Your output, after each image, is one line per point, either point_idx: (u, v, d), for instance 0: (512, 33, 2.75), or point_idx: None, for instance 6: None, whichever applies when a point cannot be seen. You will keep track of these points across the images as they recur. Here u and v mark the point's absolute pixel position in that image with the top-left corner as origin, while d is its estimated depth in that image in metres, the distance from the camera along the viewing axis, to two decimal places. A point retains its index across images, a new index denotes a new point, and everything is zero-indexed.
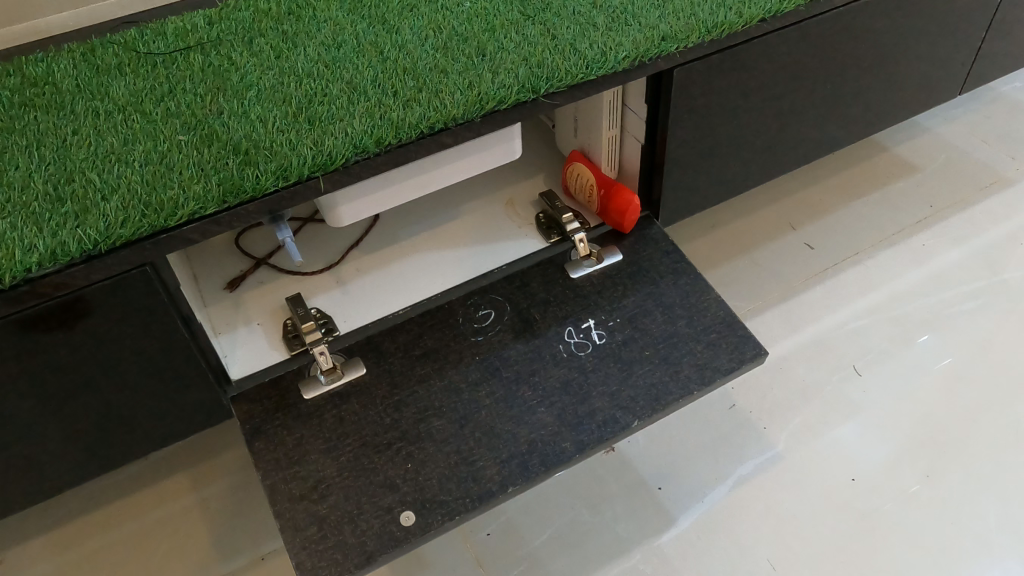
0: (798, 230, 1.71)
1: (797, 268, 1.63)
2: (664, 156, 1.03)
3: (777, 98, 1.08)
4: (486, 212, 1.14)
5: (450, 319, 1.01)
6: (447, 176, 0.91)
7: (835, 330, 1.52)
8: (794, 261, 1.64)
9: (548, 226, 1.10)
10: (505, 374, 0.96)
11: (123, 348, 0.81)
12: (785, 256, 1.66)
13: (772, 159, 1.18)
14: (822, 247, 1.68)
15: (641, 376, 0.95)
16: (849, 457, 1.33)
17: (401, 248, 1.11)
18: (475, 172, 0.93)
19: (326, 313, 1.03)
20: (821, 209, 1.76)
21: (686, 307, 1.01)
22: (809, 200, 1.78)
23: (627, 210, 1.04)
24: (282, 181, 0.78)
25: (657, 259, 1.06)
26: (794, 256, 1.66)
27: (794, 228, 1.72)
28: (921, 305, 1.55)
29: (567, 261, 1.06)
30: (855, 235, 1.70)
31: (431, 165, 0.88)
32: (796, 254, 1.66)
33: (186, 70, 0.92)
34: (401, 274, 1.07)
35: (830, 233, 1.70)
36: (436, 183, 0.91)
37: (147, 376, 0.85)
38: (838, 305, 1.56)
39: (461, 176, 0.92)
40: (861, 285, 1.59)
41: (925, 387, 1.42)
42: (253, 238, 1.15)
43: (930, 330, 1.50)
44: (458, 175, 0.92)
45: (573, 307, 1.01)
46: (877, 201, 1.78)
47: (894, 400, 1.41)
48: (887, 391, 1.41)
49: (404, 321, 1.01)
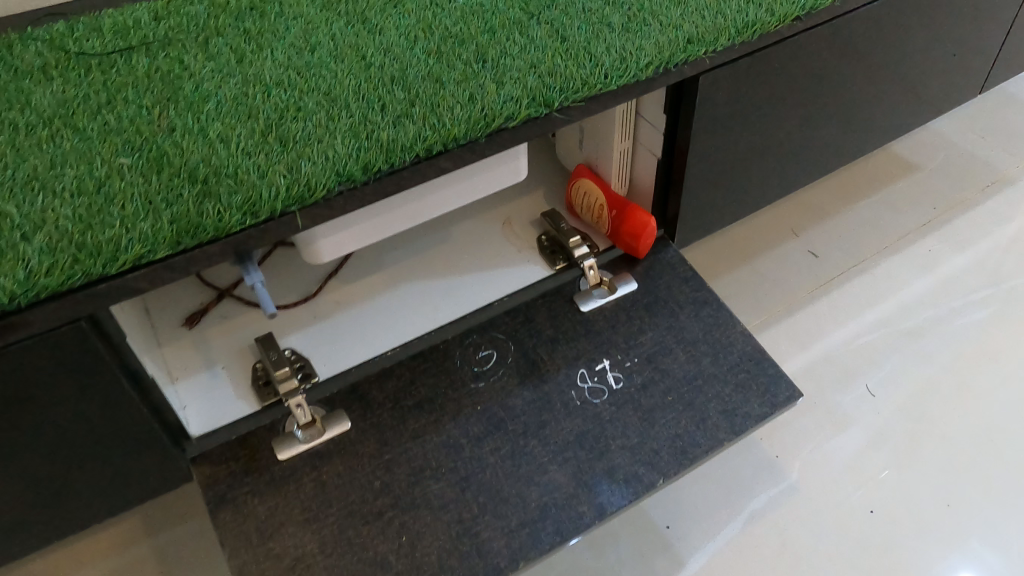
0: (799, 237, 1.62)
1: (800, 278, 1.54)
2: (683, 173, 0.91)
3: (804, 105, 0.97)
4: (481, 234, 1.02)
5: (446, 363, 0.88)
6: (445, 202, 0.78)
7: (843, 346, 1.43)
8: (796, 271, 1.55)
9: (552, 250, 0.98)
10: (510, 427, 0.84)
11: (58, 429, 0.66)
12: (787, 265, 1.56)
13: (793, 171, 1.07)
14: (826, 254, 1.58)
15: (663, 425, 0.85)
16: (866, 486, 1.25)
17: (386, 277, 0.98)
18: (474, 196, 0.80)
19: (302, 355, 0.89)
20: (822, 214, 1.67)
21: (710, 344, 0.90)
22: (810, 204, 1.68)
23: (642, 233, 0.93)
24: (250, 218, 0.64)
25: (676, 287, 0.95)
26: (797, 266, 1.56)
27: (797, 235, 1.62)
28: (932, 317, 1.47)
29: (576, 291, 0.95)
30: (858, 241, 1.61)
31: (429, 189, 0.75)
32: (798, 263, 1.57)
33: (127, 77, 0.77)
34: (387, 308, 0.94)
35: (833, 240, 1.61)
36: (432, 210, 0.78)
37: (88, 454, 0.71)
38: (845, 320, 1.47)
39: (459, 203, 0.80)
40: (869, 296, 1.51)
41: (939, 409, 1.34)
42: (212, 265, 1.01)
43: (942, 346, 1.42)
44: (456, 201, 0.79)
45: (584, 346, 0.90)
46: (879, 203, 1.69)
47: (908, 421, 1.32)
48: (902, 414, 1.33)
49: (393, 365, 0.89)
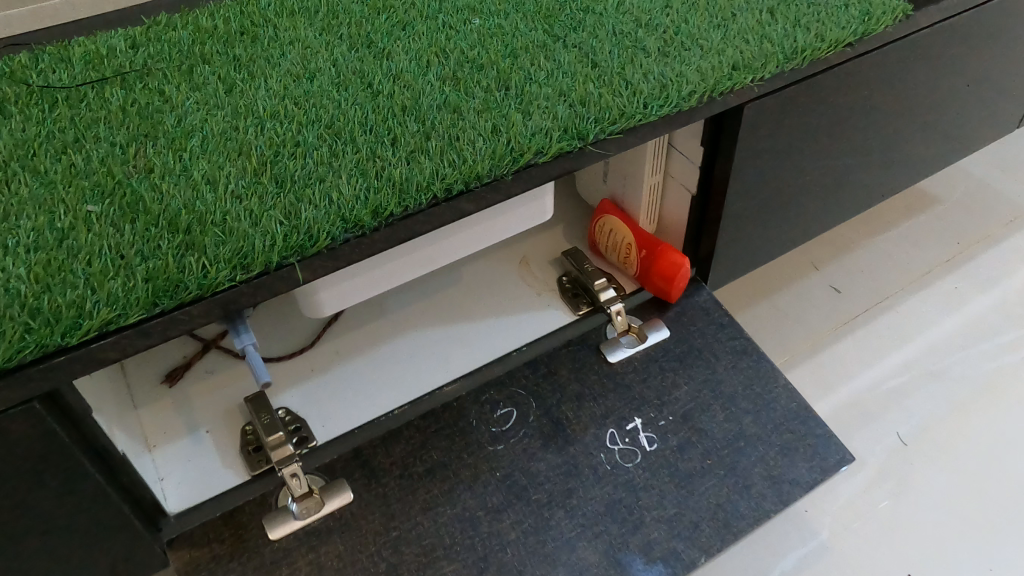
0: (819, 273, 1.45)
1: (821, 316, 1.36)
2: (720, 211, 0.83)
3: (848, 136, 0.89)
4: (495, 275, 0.93)
5: (460, 424, 0.79)
6: (461, 247, 0.70)
7: (875, 387, 1.24)
8: (817, 309, 1.37)
9: (574, 293, 0.89)
10: (533, 497, 0.74)
11: (15, 522, 0.55)
12: (808, 302, 1.39)
13: (830, 208, 0.99)
14: (850, 290, 1.41)
15: (703, 493, 0.75)
16: (913, 548, 1.04)
17: (390, 323, 0.89)
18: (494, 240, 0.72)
19: (297, 416, 0.80)
20: (841, 249, 1.49)
21: (750, 401, 0.81)
22: (829, 239, 1.51)
23: (676, 276, 0.84)
24: (240, 273, 0.54)
25: (711, 335, 0.86)
26: (818, 302, 1.39)
27: (817, 270, 1.45)
28: (974, 359, 1.26)
29: (602, 339, 0.86)
30: (882, 275, 1.43)
31: (446, 234, 0.67)
32: (819, 300, 1.39)
33: (99, 111, 0.67)
34: (392, 359, 0.85)
35: (853, 275, 1.44)
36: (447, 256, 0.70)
37: (46, 556, 0.60)
38: (874, 359, 1.27)
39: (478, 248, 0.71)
40: (898, 334, 1.31)
41: (987, 464, 1.12)
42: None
43: (988, 393, 1.22)
44: (474, 247, 0.71)
45: (613, 403, 0.81)
46: (904, 237, 1.51)
47: (959, 478, 1.11)
48: (945, 469, 1.12)
49: (399, 427, 0.79)
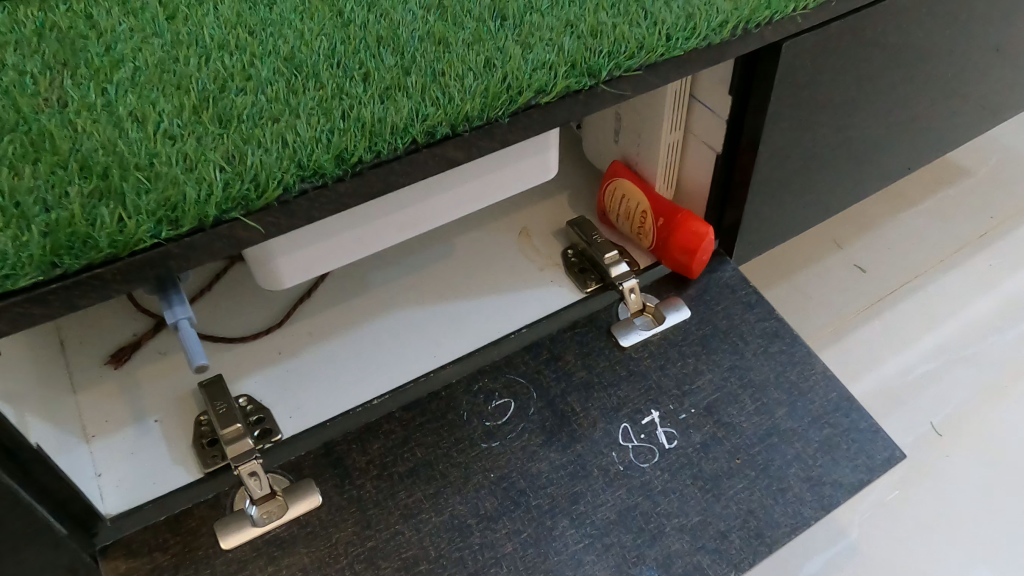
0: (845, 251, 1.18)
1: (845, 298, 1.11)
2: (749, 172, 0.72)
3: (896, 89, 0.77)
4: (490, 247, 0.82)
5: (448, 416, 0.68)
6: (449, 208, 0.59)
7: (904, 375, 1.02)
8: (841, 290, 1.12)
9: (581, 268, 0.78)
10: (533, 503, 0.63)
11: None
12: (833, 284, 1.13)
13: (871, 175, 0.87)
14: (876, 269, 1.15)
15: (732, 499, 0.64)
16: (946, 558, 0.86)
17: (371, 302, 0.78)
18: (488, 201, 0.61)
19: (260, 403, 0.69)
20: (868, 224, 1.21)
21: (783, 391, 0.70)
22: (854, 214, 1.23)
23: (698, 246, 0.73)
24: (166, 228, 0.44)
25: (739, 316, 0.75)
26: (842, 281, 1.13)
27: (841, 248, 1.18)
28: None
29: (613, 320, 0.74)
30: (929, 244, 1.18)
31: (429, 191, 0.56)
32: (842, 280, 1.14)
33: (9, 37, 0.56)
34: (371, 342, 0.74)
35: (879, 253, 1.17)
36: (431, 220, 0.59)
37: None
38: (903, 345, 1.05)
39: (469, 211, 0.60)
40: (943, 313, 1.09)
41: None
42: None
43: None
44: (464, 208, 0.60)
45: (627, 393, 0.70)
46: (957, 200, 1.25)
47: (993, 482, 0.91)
48: (995, 478, 0.92)
49: (378, 419, 0.68)
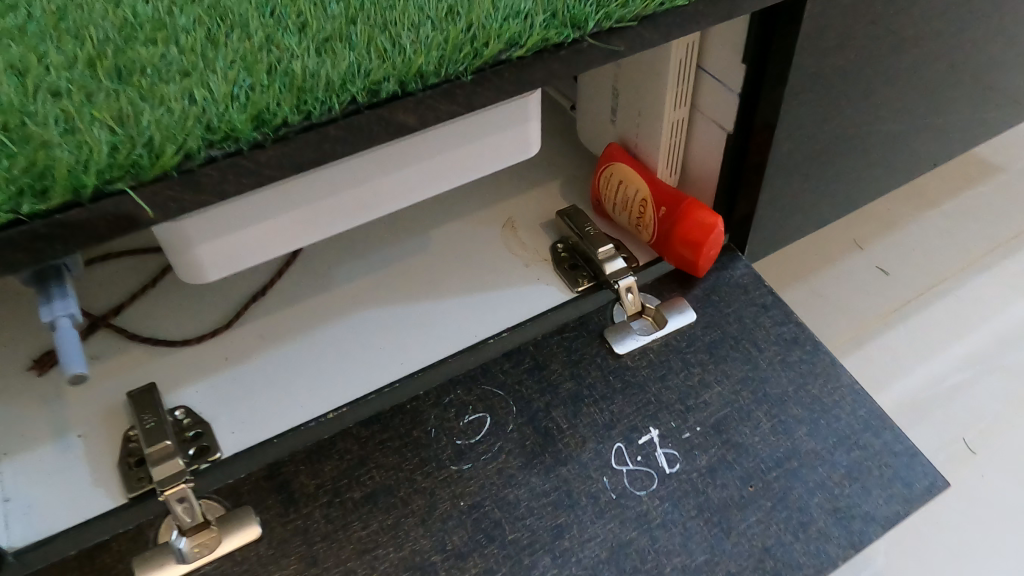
0: (863, 253, 1.02)
1: (864, 302, 0.96)
2: (765, 154, 0.62)
3: (933, 62, 0.68)
4: (470, 240, 0.72)
5: (414, 434, 0.59)
6: (406, 190, 0.50)
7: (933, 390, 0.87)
8: (859, 295, 0.97)
9: (572, 264, 0.69)
10: (509, 537, 0.54)
11: None
12: (851, 288, 0.97)
13: (903, 161, 0.77)
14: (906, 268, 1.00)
15: (744, 535, 0.54)
16: None
17: (332, 300, 0.69)
18: (455, 184, 0.52)
19: (199, 416, 0.60)
20: (890, 223, 1.05)
21: (804, 407, 0.60)
22: (874, 211, 1.07)
23: (705, 239, 0.64)
24: (32, 202, 0.35)
25: (752, 320, 0.66)
26: (862, 286, 0.98)
27: (860, 249, 1.03)
28: None
29: (607, 322, 0.65)
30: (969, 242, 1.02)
31: (381, 167, 0.48)
32: (862, 285, 0.98)
33: None
34: (329, 346, 0.65)
35: (903, 255, 1.01)
36: (386, 204, 0.50)
37: None
38: (931, 354, 0.89)
39: (432, 195, 0.52)
40: (984, 317, 0.93)
41: None
42: (82, 287, 0.70)
43: None
44: (424, 192, 0.51)
45: (621, 408, 0.60)
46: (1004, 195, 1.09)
47: None
48: None
49: (333, 435, 0.59)
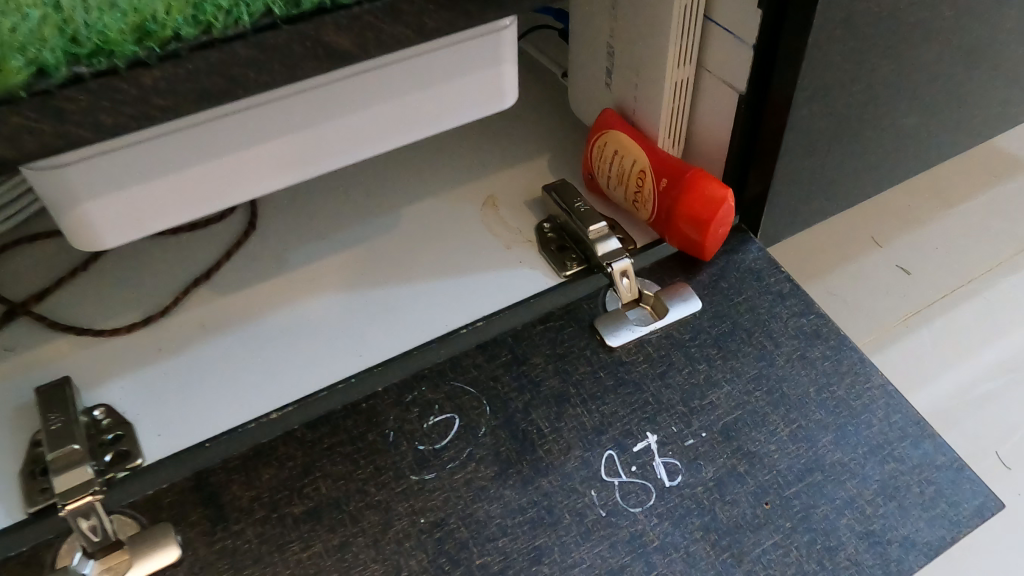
0: (880, 252, 0.84)
1: (882, 305, 0.79)
2: (784, 116, 0.54)
3: (977, 20, 0.59)
4: (445, 219, 0.63)
5: (368, 438, 0.50)
6: (351, 142, 0.42)
7: (959, 400, 0.72)
8: (876, 298, 0.80)
9: (560, 246, 0.60)
10: (476, 563, 0.45)
11: None
12: (869, 289, 0.80)
13: (940, 137, 0.68)
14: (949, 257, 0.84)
15: (759, 563, 0.45)
16: None
17: (284, 284, 0.59)
18: (410, 139, 0.44)
19: (121, 416, 0.51)
20: (913, 219, 0.87)
21: (829, 411, 0.51)
22: (891, 205, 0.89)
23: (713, 215, 0.55)
24: None
25: (767, 311, 0.57)
26: (881, 289, 0.81)
27: (879, 247, 0.85)
28: None
29: (599, 311, 0.56)
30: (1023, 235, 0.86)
31: (319, 111, 0.40)
32: (881, 287, 0.81)
33: None
34: (278, 338, 0.56)
35: (928, 255, 0.84)
36: (325, 159, 0.42)
37: None
38: (960, 356, 0.75)
39: (382, 152, 0.43)
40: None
41: None
42: (1, 272, 0.61)
43: None
44: (373, 146, 0.43)
45: (614, 410, 0.51)
46: None
47: None
48: None
49: (273, 438, 0.50)
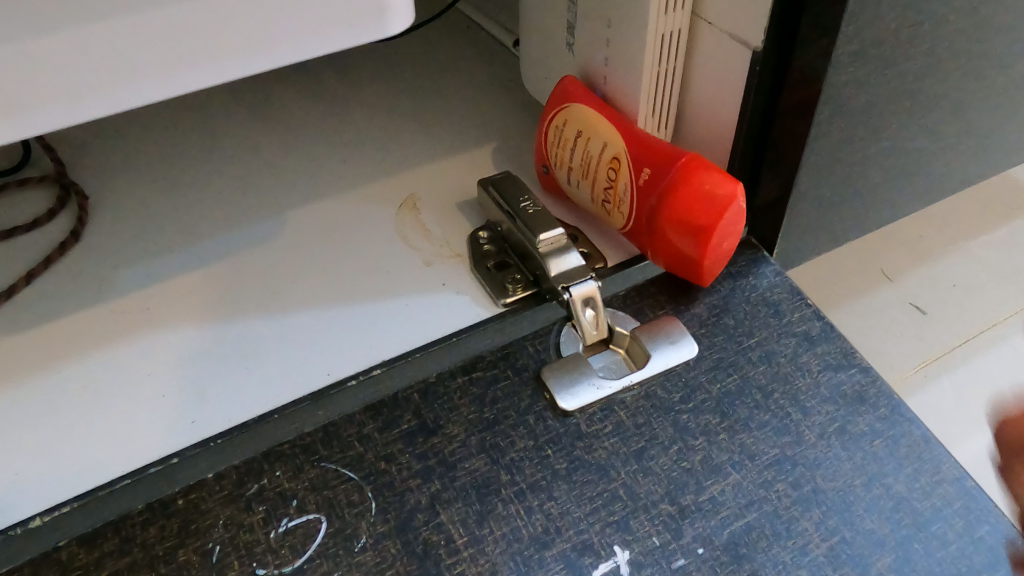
0: (890, 288, 0.60)
1: (891, 352, 0.55)
2: (820, 80, 0.37)
3: None
4: (347, 225, 0.46)
5: (178, 558, 0.31)
6: (76, 80, 0.26)
7: None
8: (887, 344, 0.56)
9: (500, 264, 0.43)
10: None
11: None
12: (872, 332, 0.57)
13: (1012, 139, 0.51)
14: None
15: None
16: None
17: (103, 319, 0.40)
18: (194, 86, 0.28)
19: None
20: (939, 251, 0.62)
21: (888, 521, 0.34)
22: (915, 230, 0.64)
23: (716, 219, 0.38)
24: None
25: (789, 361, 0.40)
26: (894, 336, 0.57)
27: (891, 281, 0.60)
28: None
29: (550, 358, 0.39)
30: None
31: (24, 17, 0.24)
32: (892, 328, 0.57)
33: None
34: (78, 394, 0.37)
35: (948, 292, 0.59)
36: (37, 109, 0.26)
37: None
38: None
39: (150, 101, 0.27)
40: None
41: None
42: None
43: None
44: (133, 91, 0.27)
45: (567, 509, 0.34)
46: None
47: None
48: None
49: (21, 564, 0.31)
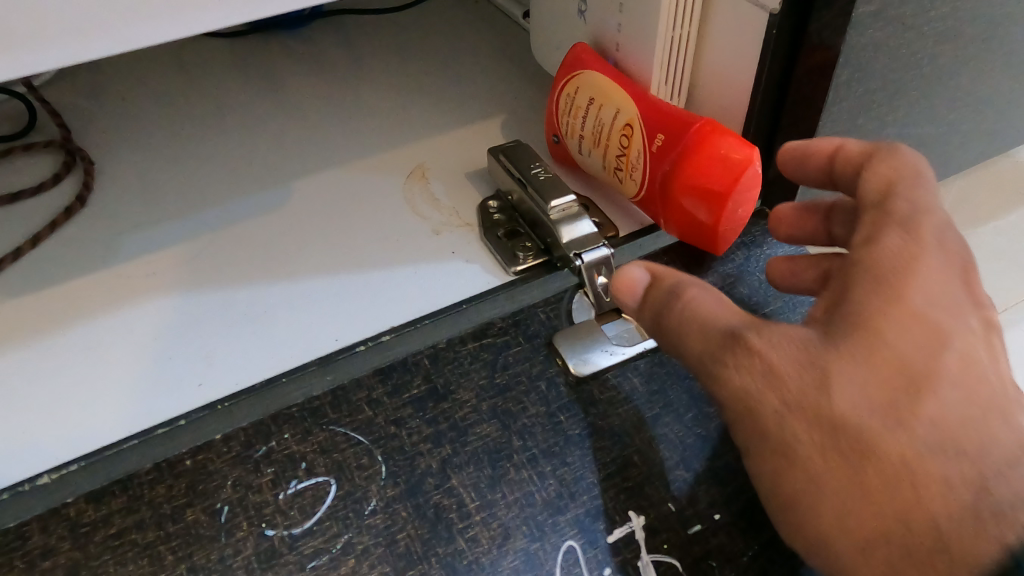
0: None
1: None
2: (839, 43, 0.36)
3: None
4: (355, 193, 0.45)
5: (186, 518, 0.31)
6: (89, 16, 0.26)
7: None
8: None
9: (510, 233, 0.42)
10: None
11: None
12: None
13: None
14: None
15: None
16: None
17: (110, 281, 0.40)
18: (207, 28, 0.29)
19: None
20: None
21: None
22: None
23: (732, 184, 0.37)
24: None
25: None
26: None
27: None
28: None
29: (562, 325, 0.38)
30: None
31: None
32: None
33: None
34: (84, 355, 0.36)
35: None
36: (34, 48, 0.26)
37: None
38: None
39: (163, 42, 0.28)
40: None
41: None
42: None
43: None
44: (148, 30, 0.27)
45: (581, 475, 0.33)
46: None
47: None
48: None
49: (28, 520, 0.31)
